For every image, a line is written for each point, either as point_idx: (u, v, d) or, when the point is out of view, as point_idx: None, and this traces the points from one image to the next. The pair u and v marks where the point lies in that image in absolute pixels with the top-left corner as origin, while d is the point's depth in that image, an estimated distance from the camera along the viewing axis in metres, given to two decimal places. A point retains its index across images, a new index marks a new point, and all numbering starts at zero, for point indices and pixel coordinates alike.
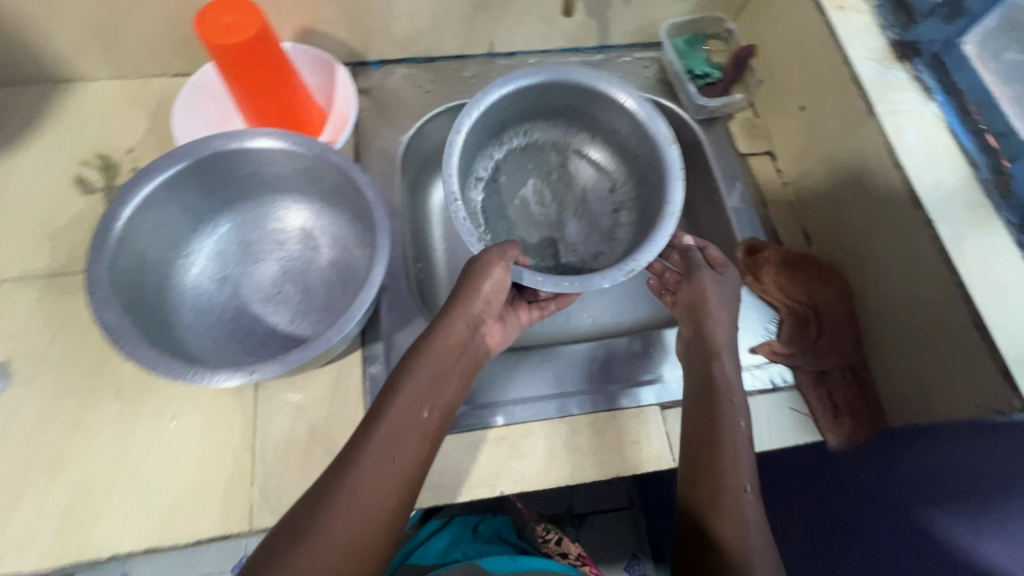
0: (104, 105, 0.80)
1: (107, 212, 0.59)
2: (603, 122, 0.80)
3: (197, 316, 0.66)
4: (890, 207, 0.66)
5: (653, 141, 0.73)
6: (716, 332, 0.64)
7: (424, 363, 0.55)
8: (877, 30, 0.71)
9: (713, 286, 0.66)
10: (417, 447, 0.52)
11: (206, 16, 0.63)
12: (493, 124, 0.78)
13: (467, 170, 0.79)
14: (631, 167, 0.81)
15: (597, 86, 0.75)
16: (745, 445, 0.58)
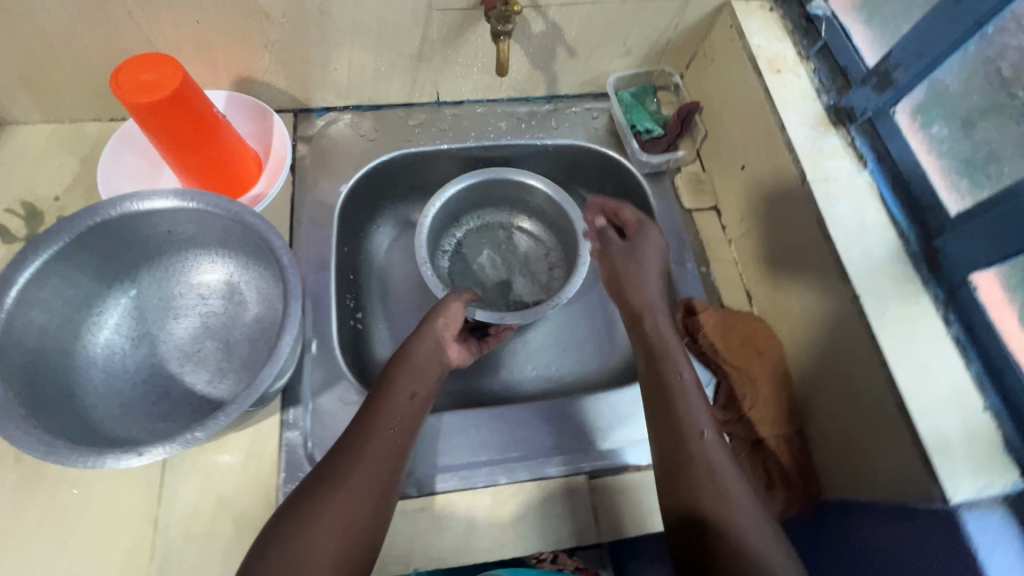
0: (35, 150, 0.78)
1: (0, 278, 0.55)
2: (536, 203, 0.90)
3: (105, 380, 0.63)
4: (818, 279, 0.66)
5: (573, 214, 0.85)
6: (652, 313, 0.69)
7: (399, 387, 0.61)
8: (812, 96, 0.72)
9: (624, 256, 0.75)
10: (407, 422, 0.59)
11: (125, 71, 0.61)
12: (450, 210, 0.88)
13: (432, 243, 0.87)
14: (564, 239, 0.91)
15: (525, 179, 0.86)
16: (703, 414, 0.60)
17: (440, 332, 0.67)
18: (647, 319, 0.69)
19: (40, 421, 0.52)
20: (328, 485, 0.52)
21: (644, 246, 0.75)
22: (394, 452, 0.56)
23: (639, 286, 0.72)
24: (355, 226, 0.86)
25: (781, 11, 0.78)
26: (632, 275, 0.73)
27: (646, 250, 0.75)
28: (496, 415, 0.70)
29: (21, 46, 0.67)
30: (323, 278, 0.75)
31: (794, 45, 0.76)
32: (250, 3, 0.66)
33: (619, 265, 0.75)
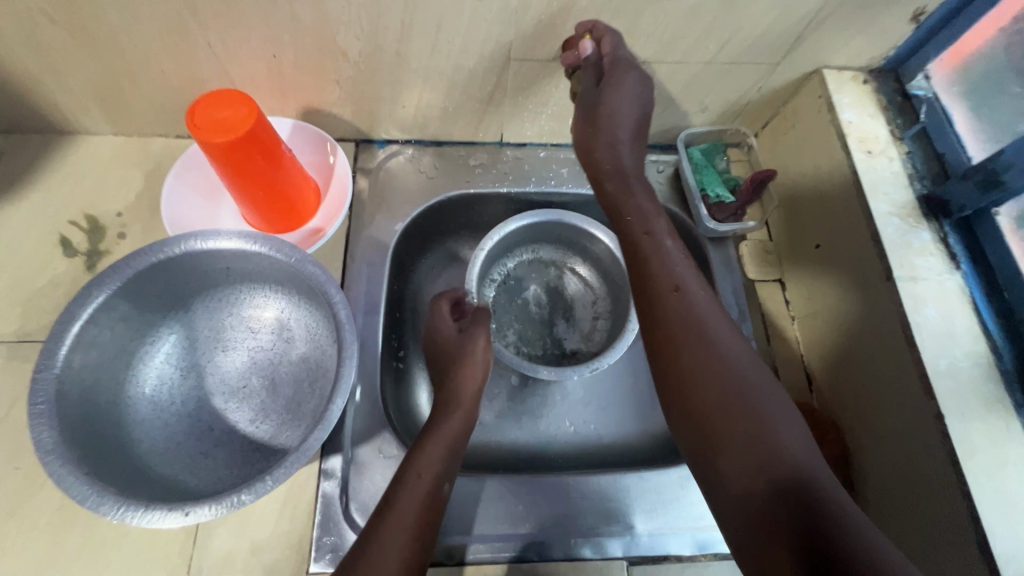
0: (101, 163, 0.78)
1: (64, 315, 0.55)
2: (592, 250, 0.88)
3: (153, 412, 0.63)
4: (893, 387, 0.61)
5: (630, 273, 0.82)
6: (662, 274, 0.60)
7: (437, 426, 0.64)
8: (905, 182, 0.67)
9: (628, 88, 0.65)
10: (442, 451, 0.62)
11: (199, 108, 0.60)
12: (507, 241, 0.86)
13: (483, 273, 0.85)
14: (615, 290, 0.88)
15: (583, 225, 0.84)
16: (709, 304, 0.59)
17: (476, 378, 0.71)
18: (646, 244, 0.63)
19: (89, 463, 0.52)
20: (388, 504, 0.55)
21: (619, 84, 0.64)
22: (439, 484, 0.59)
23: (609, 136, 0.67)
24: (404, 262, 0.84)
25: (875, 85, 0.74)
26: (637, 236, 0.64)
27: (618, 85, 0.64)
28: (535, 485, 0.67)
29: (100, 66, 0.66)
30: (371, 320, 0.74)
31: (887, 124, 0.71)
32: (328, 42, 0.65)
33: (580, 121, 0.69)
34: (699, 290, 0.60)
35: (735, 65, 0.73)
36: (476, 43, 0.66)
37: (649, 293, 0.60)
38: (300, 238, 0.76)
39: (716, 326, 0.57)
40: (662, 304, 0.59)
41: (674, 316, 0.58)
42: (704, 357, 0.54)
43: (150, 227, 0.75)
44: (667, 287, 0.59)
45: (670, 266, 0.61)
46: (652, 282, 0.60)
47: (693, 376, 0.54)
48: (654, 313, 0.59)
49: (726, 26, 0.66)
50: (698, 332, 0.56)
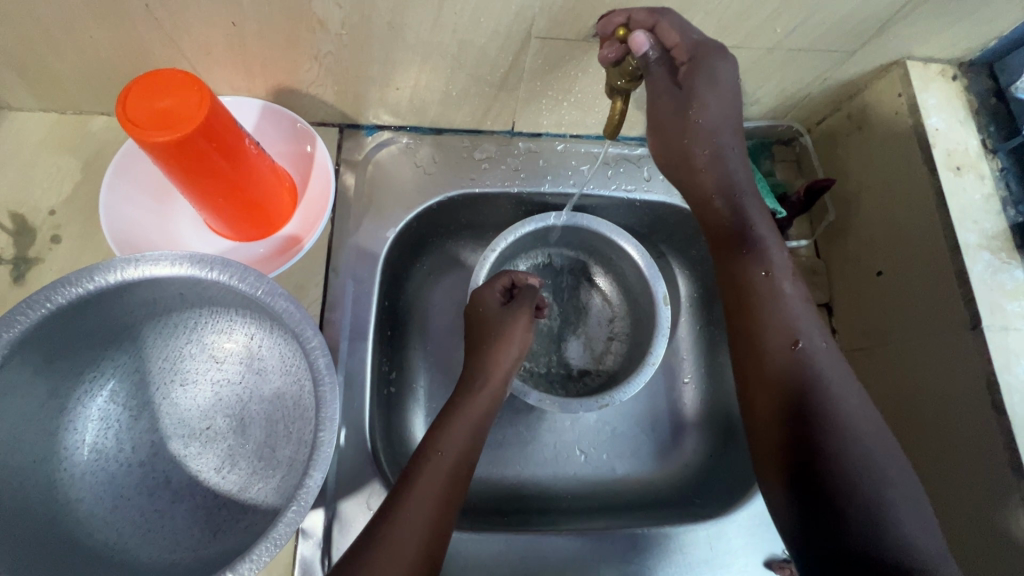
0: (27, 148, 0.64)
1: None
2: (618, 263, 0.77)
3: (97, 464, 0.53)
4: (970, 451, 0.53)
5: (659, 295, 0.71)
6: (782, 329, 0.53)
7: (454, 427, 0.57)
8: (997, 208, 0.57)
9: (723, 76, 0.53)
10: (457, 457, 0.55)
11: (132, 95, 0.47)
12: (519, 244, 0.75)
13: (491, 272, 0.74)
14: (637, 311, 0.77)
15: (609, 235, 0.73)
16: (834, 362, 0.52)
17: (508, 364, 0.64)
18: (763, 294, 0.55)
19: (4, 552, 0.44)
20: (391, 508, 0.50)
21: (709, 78, 0.53)
22: (462, 462, 0.55)
23: (714, 155, 0.57)
24: (398, 271, 0.73)
25: (965, 82, 0.62)
26: (752, 277, 0.56)
27: (708, 82, 0.53)
28: (545, 546, 0.63)
29: (9, 31, 0.52)
30: (358, 347, 0.64)
31: (978, 132, 0.60)
32: (303, 9, 0.51)
33: (667, 129, 0.57)
34: (823, 345, 0.53)
35: (803, 53, 0.60)
36: (491, 16, 0.52)
37: (762, 346, 0.54)
38: (274, 248, 0.65)
39: (843, 394, 0.50)
40: (773, 357, 0.53)
41: (786, 373, 0.52)
42: (819, 426, 0.49)
43: (90, 229, 0.63)
44: (785, 344, 0.53)
45: (792, 318, 0.54)
46: (764, 336, 0.54)
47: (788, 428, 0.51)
48: (766, 361, 0.53)
49: (803, 5, 0.53)
50: (819, 398, 0.50)
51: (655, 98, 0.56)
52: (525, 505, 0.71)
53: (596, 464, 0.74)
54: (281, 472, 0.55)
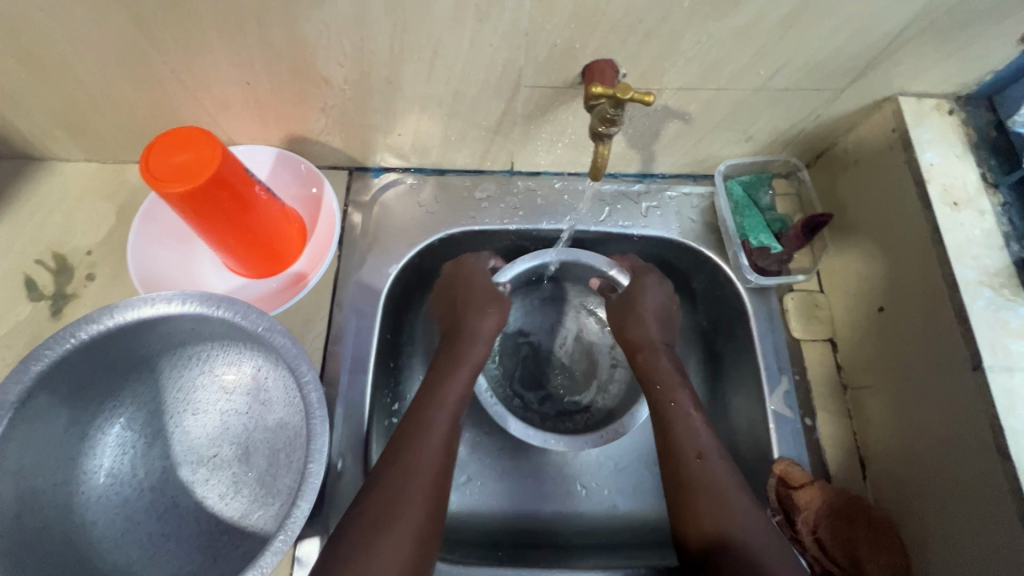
0: (71, 194, 0.71)
1: None
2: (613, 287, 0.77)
3: (111, 489, 0.57)
4: (975, 497, 0.51)
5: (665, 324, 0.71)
6: (683, 444, 0.60)
7: (440, 391, 0.61)
8: (998, 244, 0.56)
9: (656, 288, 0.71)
10: (449, 422, 0.60)
11: (153, 153, 0.52)
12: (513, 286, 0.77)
13: None
14: None
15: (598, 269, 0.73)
16: (727, 472, 0.58)
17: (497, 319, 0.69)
18: (674, 414, 0.62)
19: None
20: (390, 471, 0.55)
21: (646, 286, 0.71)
22: (454, 421, 0.60)
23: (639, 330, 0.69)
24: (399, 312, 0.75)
25: (963, 115, 0.62)
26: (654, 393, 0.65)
27: (639, 289, 0.70)
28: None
29: (57, 94, 0.59)
30: (358, 379, 0.66)
31: (977, 166, 0.60)
32: (308, 68, 0.55)
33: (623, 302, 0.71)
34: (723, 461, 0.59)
35: (791, 93, 0.61)
36: (480, 68, 0.56)
37: (675, 465, 0.59)
38: (283, 284, 0.69)
39: (732, 492, 0.56)
40: (681, 468, 0.59)
41: (700, 496, 0.57)
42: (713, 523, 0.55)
43: (121, 267, 0.69)
44: (689, 457, 0.59)
45: (696, 438, 0.60)
46: (673, 454, 0.60)
47: (720, 553, 0.54)
48: (674, 481, 0.59)
49: (784, 48, 0.54)
50: (724, 514, 0.55)
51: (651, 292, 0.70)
52: (523, 539, 0.70)
53: (598, 501, 0.73)
54: (279, 499, 0.57)
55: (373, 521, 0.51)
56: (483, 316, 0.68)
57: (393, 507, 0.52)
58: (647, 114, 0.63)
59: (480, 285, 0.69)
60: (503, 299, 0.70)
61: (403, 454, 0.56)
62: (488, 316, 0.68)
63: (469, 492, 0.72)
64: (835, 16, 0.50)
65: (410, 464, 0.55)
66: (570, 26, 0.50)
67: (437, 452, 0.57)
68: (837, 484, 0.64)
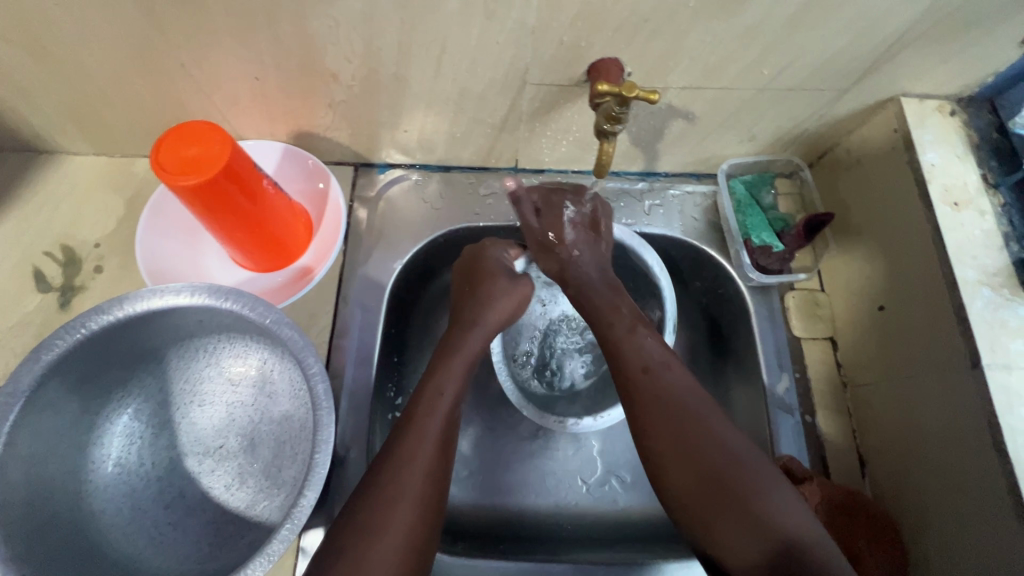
0: (79, 188, 0.72)
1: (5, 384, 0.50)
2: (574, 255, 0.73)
3: (119, 478, 0.58)
4: (973, 493, 0.52)
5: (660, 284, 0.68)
6: (630, 357, 0.56)
7: (435, 387, 0.57)
8: (998, 244, 0.56)
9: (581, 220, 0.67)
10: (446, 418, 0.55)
11: (164, 147, 0.53)
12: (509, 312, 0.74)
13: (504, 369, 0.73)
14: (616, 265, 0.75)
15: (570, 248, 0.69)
16: (681, 382, 0.54)
17: (507, 313, 0.65)
18: (612, 336, 0.59)
19: (31, 563, 0.48)
20: (384, 471, 0.50)
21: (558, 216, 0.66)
22: (451, 418, 0.56)
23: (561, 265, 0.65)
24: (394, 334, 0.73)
25: (965, 116, 0.63)
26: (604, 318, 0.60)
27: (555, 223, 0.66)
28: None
29: (67, 87, 0.59)
30: (363, 372, 0.67)
31: (978, 167, 0.60)
32: (316, 64, 0.56)
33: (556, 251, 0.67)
34: (671, 370, 0.55)
35: (794, 92, 0.61)
36: (487, 65, 0.56)
37: (620, 376, 0.56)
38: (289, 279, 0.70)
39: (685, 397, 0.53)
40: (632, 392, 0.55)
41: (642, 401, 0.54)
42: (683, 454, 0.50)
43: (128, 260, 0.69)
44: (636, 371, 0.55)
45: (643, 351, 0.57)
46: (619, 370, 0.57)
47: (670, 456, 0.51)
48: (625, 398, 0.55)
49: (788, 47, 0.54)
50: (677, 418, 0.52)
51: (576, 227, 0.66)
52: (525, 532, 0.71)
53: (599, 495, 0.73)
54: (284, 490, 0.58)
55: (364, 526, 0.47)
56: (490, 305, 0.64)
57: (385, 511, 0.48)
58: (652, 112, 0.63)
59: (491, 266, 0.67)
60: (518, 282, 0.67)
61: (400, 453, 0.51)
62: (496, 306, 0.65)
63: (470, 486, 0.73)
64: (840, 16, 0.51)
65: (404, 467, 0.51)
66: (578, 25, 0.51)
67: (433, 448, 0.53)
68: (836, 480, 0.64)
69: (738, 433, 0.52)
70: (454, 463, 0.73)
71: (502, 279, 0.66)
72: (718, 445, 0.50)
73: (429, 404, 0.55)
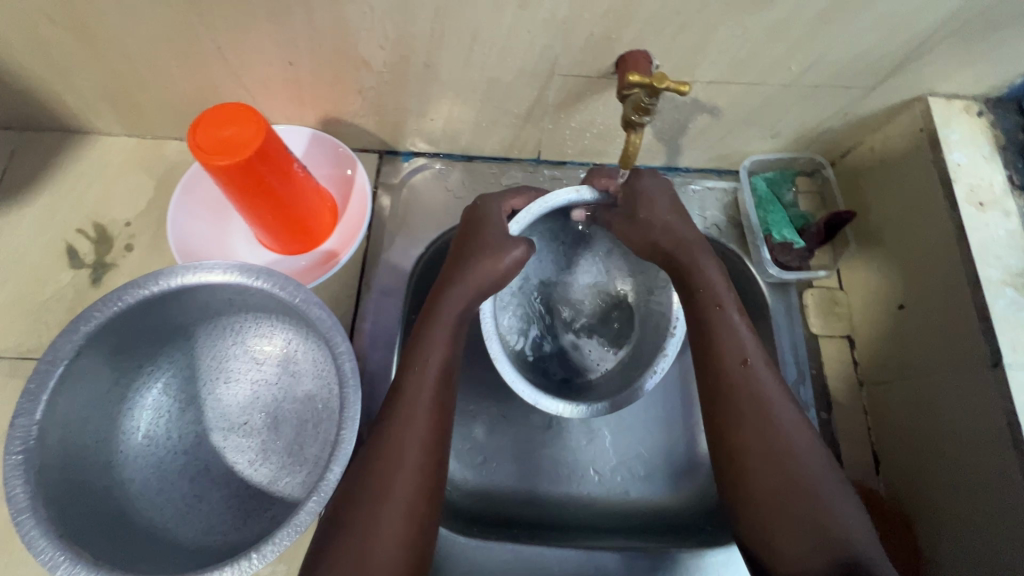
0: (111, 168, 0.74)
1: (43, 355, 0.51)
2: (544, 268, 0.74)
3: (148, 449, 0.59)
4: (992, 490, 0.53)
5: None
6: (729, 346, 0.56)
7: (435, 370, 0.56)
8: (1022, 245, 0.57)
9: (653, 184, 0.63)
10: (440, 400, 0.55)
11: (201, 127, 0.54)
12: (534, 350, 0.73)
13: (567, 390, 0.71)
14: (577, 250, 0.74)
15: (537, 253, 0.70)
16: (773, 381, 0.55)
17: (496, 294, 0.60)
18: (714, 317, 0.57)
19: (67, 525, 0.49)
20: (382, 450, 0.52)
21: (646, 194, 0.61)
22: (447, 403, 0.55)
23: (647, 229, 0.60)
24: None
25: (992, 117, 0.63)
26: (708, 308, 0.57)
27: (644, 196, 0.61)
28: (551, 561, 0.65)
29: (105, 67, 0.61)
30: (384, 356, 0.69)
31: (1004, 168, 0.60)
32: (349, 51, 0.57)
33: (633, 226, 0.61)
34: (766, 369, 0.55)
35: (821, 88, 0.61)
36: (516, 55, 0.57)
37: (713, 363, 0.56)
38: (314, 261, 0.71)
39: (778, 403, 0.54)
40: (727, 383, 0.55)
41: (736, 394, 0.54)
42: (761, 448, 0.52)
43: (157, 239, 0.71)
44: (734, 360, 0.55)
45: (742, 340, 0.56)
46: (717, 358, 0.56)
47: (748, 442, 0.52)
48: (716, 384, 0.56)
49: (818, 43, 0.55)
50: (759, 410, 0.53)
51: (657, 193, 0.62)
52: (538, 518, 0.72)
53: (613, 483, 0.74)
54: (307, 468, 0.59)
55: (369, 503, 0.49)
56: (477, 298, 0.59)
57: (386, 489, 0.50)
58: (677, 105, 0.63)
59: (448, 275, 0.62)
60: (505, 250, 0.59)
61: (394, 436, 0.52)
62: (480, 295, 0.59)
63: (484, 472, 0.74)
64: (871, 12, 0.51)
65: (402, 446, 0.52)
66: (609, 16, 0.51)
67: (427, 427, 0.53)
68: (849, 477, 0.65)
69: (811, 442, 0.53)
70: (469, 450, 0.74)
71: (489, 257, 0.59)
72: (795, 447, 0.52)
73: (419, 390, 0.54)
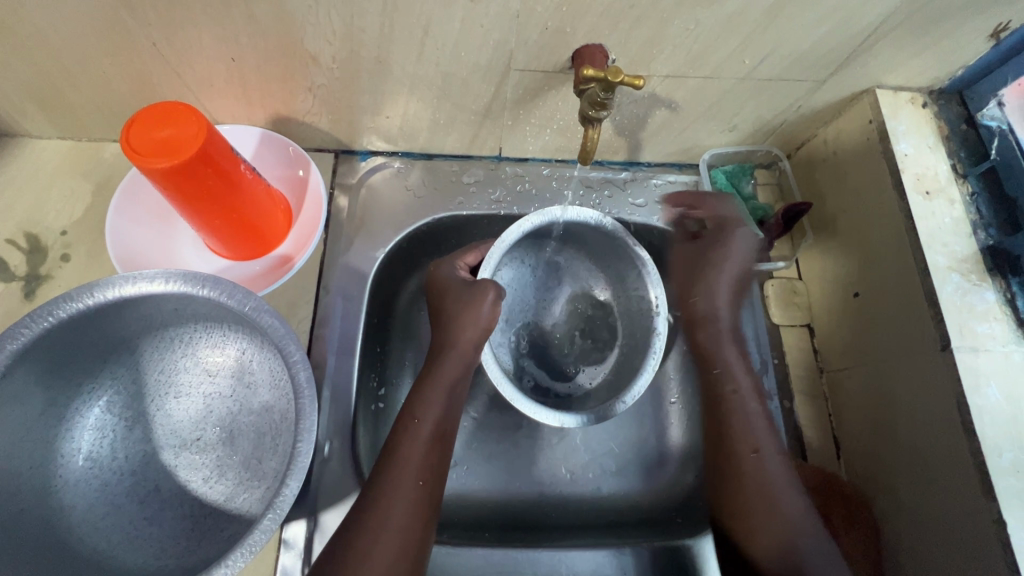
0: (44, 173, 0.69)
1: None
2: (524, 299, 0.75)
3: (90, 471, 0.56)
4: (945, 474, 0.54)
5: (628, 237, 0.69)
6: (743, 436, 0.63)
7: (424, 415, 0.56)
8: (966, 232, 0.59)
9: (742, 244, 0.69)
10: (429, 450, 0.55)
11: (135, 128, 0.51)
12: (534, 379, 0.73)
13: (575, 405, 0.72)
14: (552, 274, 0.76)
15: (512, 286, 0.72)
16: (785, 469, 0.61)
17: (481, 324, 0.61)
18: (738, 410, 0.64)
19: None
20: (371, 497, 0.51)
21: (724, 244, 0.68)
22: (436, 451, 0.55)
23: (712, 285, 0.68)
24: (376, 337, 0.73)
25: (936, 108, 0.65)
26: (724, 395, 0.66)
27: (724, 248, 0.69)
28: (523, 563, 0.64)
29: (29, 66, 0.56)
30: (345, 362, 0.66)
31: (948, 157, 0.62)
32: (295, 46, 0.55)
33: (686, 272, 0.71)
34: (776, 458, 0.61)
35: (776, 82, 0.62)
36: (470, 50, 0.56)
37: (728, 450, 0.64)
38: (268, 266, 0.68)
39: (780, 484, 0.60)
40: (738, 465, 0.62)
41: (740, 471, 0.62)
42: (767, 519, 0.59)
43: (98, 248, 0.67)
44: (745, 450, 0.62)
45: (755, 429, 0.63)
46: (731, 448, 0.63)
47: (746, 511, 0.60)
48: (730, 466, 0.63)
49: (770, 38, 0.55)
50: (762, 488, 0.60)
51: (735, 254, 0.69)
52: (511, 518, 0.71)
53: (585, 481, 0.74)
54: (264, 482, 0.56)
55: (354, 553, 0.48)
56: (463, 322, 0.61)
57: (371, 539, 0.49)
58: (635, 100, 0.63)
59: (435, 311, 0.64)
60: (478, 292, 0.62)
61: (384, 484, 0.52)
62: (465, 322, 0.60)
63: (454, 476, 0.72)
64: (821, 6, 0.51)
65: (389, 493, 0.51)
66: (561, 10, 0.50)
67: (416, 478, 0.53)
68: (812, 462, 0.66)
69: (806, 508, 0.60)
70: None
71: (463, 294, 0.62)
72: (792, 522, 0.58)
73: (408, 436, 0.55)
